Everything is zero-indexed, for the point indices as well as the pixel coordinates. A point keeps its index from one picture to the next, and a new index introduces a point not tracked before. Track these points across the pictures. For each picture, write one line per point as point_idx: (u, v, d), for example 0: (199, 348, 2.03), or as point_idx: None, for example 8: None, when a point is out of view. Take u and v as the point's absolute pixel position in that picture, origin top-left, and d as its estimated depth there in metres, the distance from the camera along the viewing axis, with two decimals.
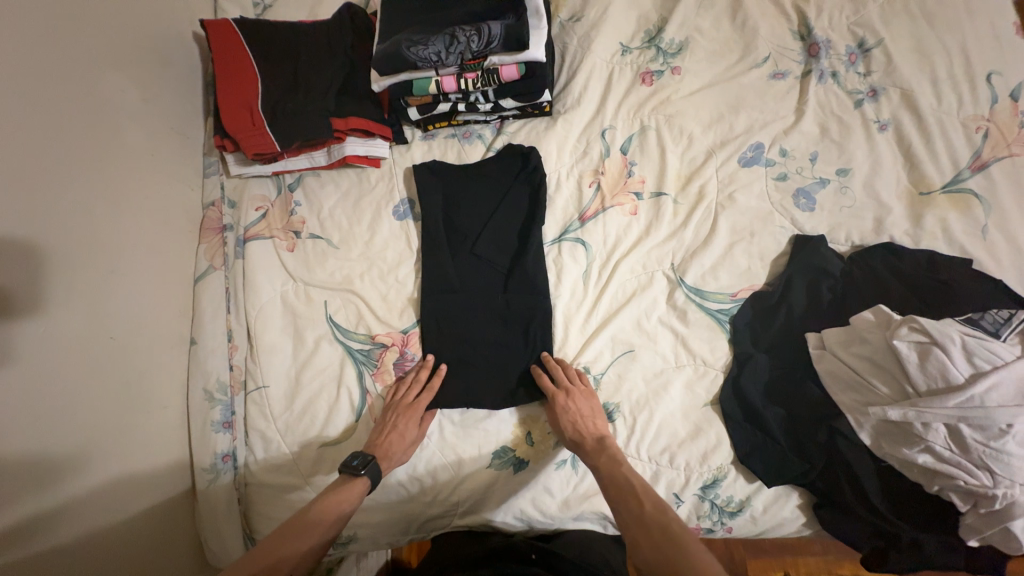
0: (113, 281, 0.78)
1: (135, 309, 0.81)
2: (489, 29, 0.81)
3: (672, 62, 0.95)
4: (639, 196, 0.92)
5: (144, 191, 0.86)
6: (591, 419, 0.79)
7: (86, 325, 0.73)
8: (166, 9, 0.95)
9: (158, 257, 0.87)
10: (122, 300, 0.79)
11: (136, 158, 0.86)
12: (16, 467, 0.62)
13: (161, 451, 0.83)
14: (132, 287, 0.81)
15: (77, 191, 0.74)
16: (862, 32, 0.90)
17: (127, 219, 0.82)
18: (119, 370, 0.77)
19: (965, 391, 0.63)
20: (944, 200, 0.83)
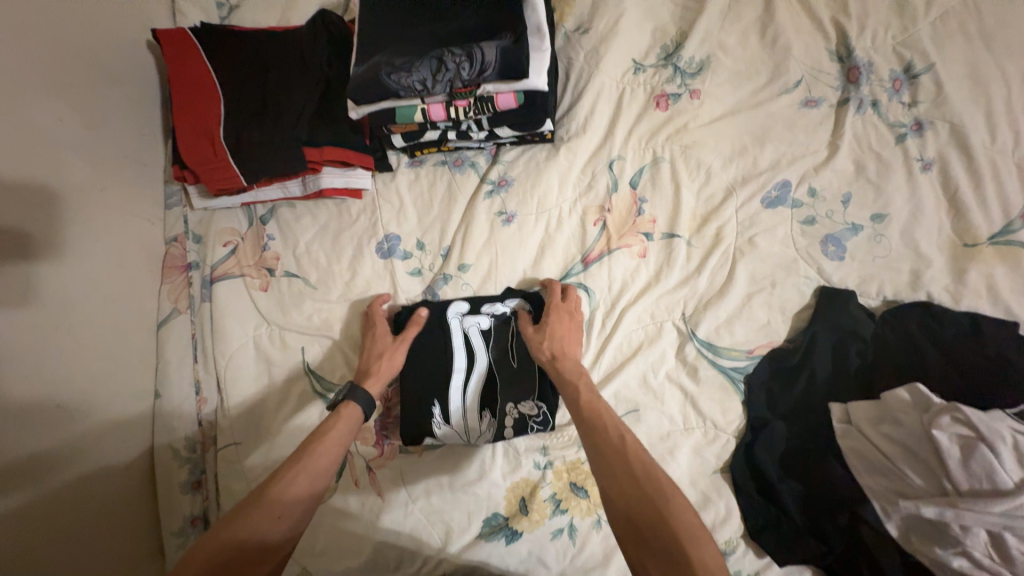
0: (63, 341, 0.70)
1: (90, 369, 0.73)
2: (483, 54, 0.69)
3: (690, 84, 0.84)
4: (648, 237, 0.83)
5: (94, 231, 0.77)
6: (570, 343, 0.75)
7: (28, 396, 0.65)
8: (114, 15, 0.82)
9: (116, 306, 0.79)
10: (74, 360, 0.71)
11: (83, 195, 0.76)
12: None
13: (125, 519, 0.76)
14: (85, 344, 0.73)
15: (11, 242, 0.64)
16: (910, 54, 0.79)
17: (74, 268, 0.73)
18: (71, 440, 0.70)
19: (1015, 498, 0.56)
20: (991, 254, 0.74)
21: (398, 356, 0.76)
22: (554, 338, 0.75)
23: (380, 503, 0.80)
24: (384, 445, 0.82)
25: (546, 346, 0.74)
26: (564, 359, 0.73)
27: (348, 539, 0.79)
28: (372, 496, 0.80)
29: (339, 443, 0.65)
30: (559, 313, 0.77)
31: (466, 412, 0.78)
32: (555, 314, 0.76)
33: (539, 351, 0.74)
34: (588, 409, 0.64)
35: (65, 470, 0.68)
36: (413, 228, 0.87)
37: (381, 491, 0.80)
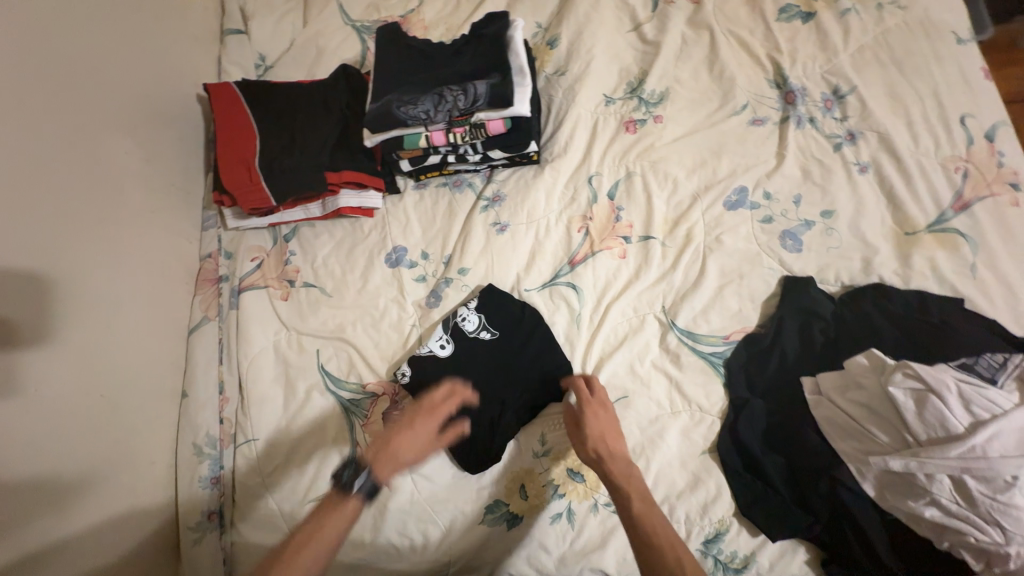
0: (104, 337, 0.80)
1: (125, 365, 0.82)
2: (475, 88, 0.86)
3: (654, 111, 0.98)
4: (627, 239, 0.93)
5: (141, 247, 0.89)
6: (612, 439, 0.76)
7: (74, 381, 0.74)
8: (170, 74, 1.00)
9: (153, 312, 0.89)
10: (111, 357, 0.81)
11: (136, 217, 0.89)
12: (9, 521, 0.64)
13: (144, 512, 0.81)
14: (122, 342, 0.83)
15: (58, 253, 0.75)
16: (836, 80, 0.95)
17: (123, 278, 0.85)
18: (105, 427, 0.77)
19: (966, 441, 0.61)
20: (930, 239, 0.84)
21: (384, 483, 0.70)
22: (597, 440, 0.75)
23: (387, 493, 0.82)
24: None
25: (592, 447, 0.75)
26: (614, 462, 0.74)
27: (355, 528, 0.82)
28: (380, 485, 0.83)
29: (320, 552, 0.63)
30: (598, 411, 0.78)
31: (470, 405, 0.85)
32: (594, 410, 0.78)
33: (583, 452, 0.76)
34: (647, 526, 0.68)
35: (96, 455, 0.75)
36: (418, 241, 0.98)
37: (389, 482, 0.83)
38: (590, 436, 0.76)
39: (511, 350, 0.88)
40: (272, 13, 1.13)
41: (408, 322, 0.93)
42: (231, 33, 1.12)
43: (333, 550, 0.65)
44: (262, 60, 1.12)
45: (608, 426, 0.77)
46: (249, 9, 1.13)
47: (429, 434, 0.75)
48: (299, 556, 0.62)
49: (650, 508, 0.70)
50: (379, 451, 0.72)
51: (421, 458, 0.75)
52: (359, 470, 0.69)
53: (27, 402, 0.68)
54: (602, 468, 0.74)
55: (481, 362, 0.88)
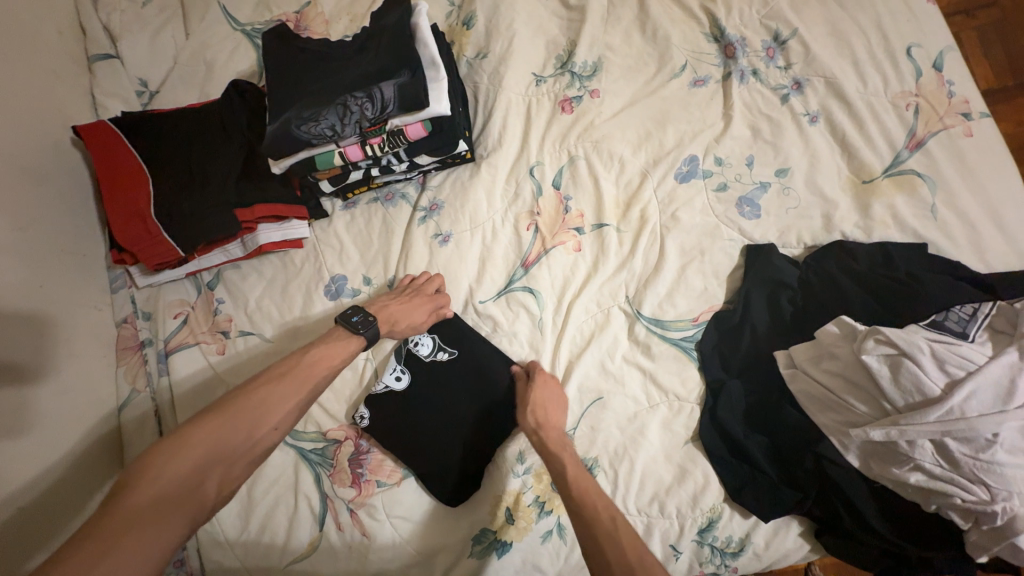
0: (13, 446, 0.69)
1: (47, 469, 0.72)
2: (382, 92, 0.75)
3: (589, 85, 0.90)
4: (580, 231, 0.87)
5: (39, 329, 0.77)
6: (552, 408, 0.76)
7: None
8: (31, 118, 0.84)
9: (68, 398, 0.78)
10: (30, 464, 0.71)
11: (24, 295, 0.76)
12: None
13: None
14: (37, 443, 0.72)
15: None
16: (775, 25, 0.88)
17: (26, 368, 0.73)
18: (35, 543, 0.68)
19: (944, 404, 0.59)
20: (888, 185, 0.80)
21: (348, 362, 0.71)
22: (537, 405, 0.76)
23: (367, 542, 0.78)
24: (362, 483, 0.80)
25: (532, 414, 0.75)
26: (548, 431, 0.73)
27: None
28: (358, 536, 0.78)
29: (292, 396, 0.63)
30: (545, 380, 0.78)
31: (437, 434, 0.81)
32: (539, 381, 0.78)
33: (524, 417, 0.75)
34: (575, 486, 0.66)
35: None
36: (357, 266, 0.90)
37: (366, 531, 0.78)
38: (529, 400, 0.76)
39: (472, 372, 0.83)
40: (144, 29, 0.98)
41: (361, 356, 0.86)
42: (99, 59, 0.97)
43: (306, 406, 0.64)
44: (144, 86, 0.98)
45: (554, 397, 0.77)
46: (115, 27, 0.98)
47: (422, 310, 0.80)
48: (276, 395, 0.62)
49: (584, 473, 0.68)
50: (381, 309, 0.78)
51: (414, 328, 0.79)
52: (366, 315, 0.75)
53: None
54: (537, 437, 0.73)
55: (443, 388, 0.83)
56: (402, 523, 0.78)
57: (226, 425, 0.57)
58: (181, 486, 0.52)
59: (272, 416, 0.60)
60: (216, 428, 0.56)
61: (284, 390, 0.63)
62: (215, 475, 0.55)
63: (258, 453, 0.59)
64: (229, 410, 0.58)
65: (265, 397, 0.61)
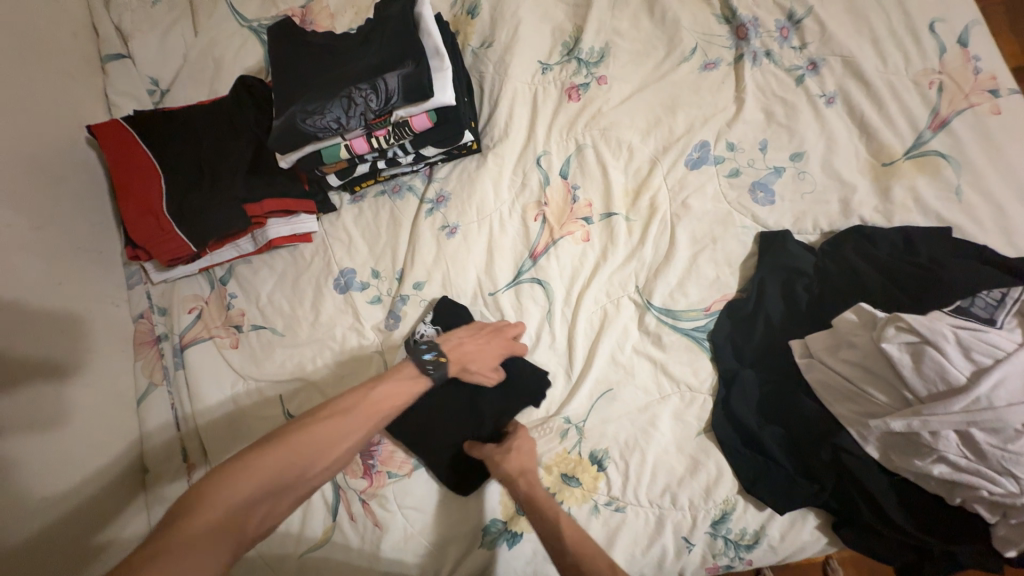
0: (28, 453, 0.71)
1: (64, 474, 0.74)
2: (386, 83, 0.74)
3: (596, 72, 0.88)
4: (588, 220, 0.85)
5: (59, 335, 0.79)
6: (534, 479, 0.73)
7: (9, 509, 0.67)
8: (47, 119, 0.86)
9: (83, 401, 0.80)
10: (50, 465, 0.73)
11: (40, 299, 0.78)
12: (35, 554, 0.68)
13: None
14: (51, 449, 0.74)
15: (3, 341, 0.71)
16: (790, 3, 0.85)
17: (46, 372, 0.76)
18: (56, 549, 0.71)
19: (969, 393, 0.57)
20: (909, 167, 0.77)
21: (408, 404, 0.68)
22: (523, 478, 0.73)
23: (379, 532, 0.79)
24: (373, 474, 0.81)
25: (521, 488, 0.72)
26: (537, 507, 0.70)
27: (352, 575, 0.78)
28: (370, 527, 0.79)
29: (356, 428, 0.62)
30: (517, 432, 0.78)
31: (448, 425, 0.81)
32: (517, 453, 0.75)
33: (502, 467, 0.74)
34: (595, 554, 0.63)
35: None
36: (366, 259, 0.90)
37: (379, 521, 0.79)
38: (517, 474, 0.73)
39: None
40: (154, 27, 0.99)
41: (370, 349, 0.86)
42: (112, 59, 0.98)
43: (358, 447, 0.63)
44: (155, 84, 1.00)
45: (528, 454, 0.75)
46: (126, 27, 0.99)
47: (500, 352, 0.78)
48: (333, 433, 0.61)
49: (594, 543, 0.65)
50: (455, 350, 0.75)
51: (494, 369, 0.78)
52: (438, 355, 0.73)
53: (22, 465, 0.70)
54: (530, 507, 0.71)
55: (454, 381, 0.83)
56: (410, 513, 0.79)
57: (295, 453, 0.58)
58: (232, 511, 0.53)
59: (334, 451, 0.60)
60: (283, 454, 0.57)
61: (343, 427, 0.62)
62: (261, 507, 0.55)
63: (303, 489, 0.59)
64: (291, 440, 0.58)
65: (322, 435, 0.60)
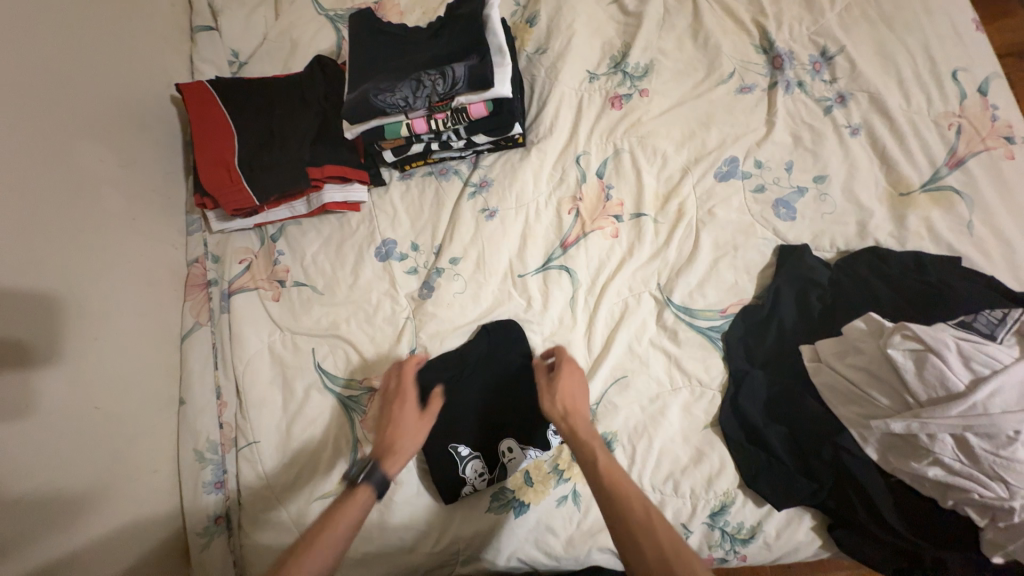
0: (78, 375, 0.75)
1: (94, 413, 0.76)
2: (453, 71, 0.84)
3: (639, 85, 0.96)
4: (619, 218, 0.91)
5: (93, 274, 0.81)
6: (572, 400, 0.73)
7: (37, 460, 0.67)
8: (140, 76, 0.96)
9: (119, 336, 0.83)
10: (89, 404, 0.75)
11: (72, 245, 0.78)
12: (80, 459, 0.73)
13: (152, 502, 0.82)
14: (105, 365, 0.79)
15: (79, 262, 0.79)
16: (823, 41, 0.93)
17: (42, 334, 0.71)
18: (91, 476, 0.74)
19: (966, 399, 0.62)
20: (924, 199, 0.83)
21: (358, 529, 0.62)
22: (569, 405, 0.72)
23: (392, 486, 0.82)
24: None
25: (560, 402, 0.72)
26: (577, 418, 0.70)
27: (362, 525, 0.81)
28: None
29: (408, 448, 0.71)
30: (569, 369, 0.76)
31: (469, 393, 0.85)
32: (567, 370, 0.76)
33: (550, 407, 0.72)
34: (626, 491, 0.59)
35: (97, 512, 0.74)
36: (407, 232, 0.97)
37: (393, 476, 0.83)
38: (559, 390, 0.73)
39: (502, 345, 0.86)
40: (242, 6, 1.10)
41: (402, 314, 0.91)
42: (200, 30, 1.08)
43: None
44: (235, 56, 1.09)
45: (575, 392, 0.74)
46: (218, 4, 1.10)
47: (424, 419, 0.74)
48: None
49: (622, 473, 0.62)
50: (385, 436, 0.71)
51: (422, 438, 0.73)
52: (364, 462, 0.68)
53: (80, 373, 0.75)
54: (565, 424, 0.70)
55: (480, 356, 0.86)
56: (434, 464, 0.81)
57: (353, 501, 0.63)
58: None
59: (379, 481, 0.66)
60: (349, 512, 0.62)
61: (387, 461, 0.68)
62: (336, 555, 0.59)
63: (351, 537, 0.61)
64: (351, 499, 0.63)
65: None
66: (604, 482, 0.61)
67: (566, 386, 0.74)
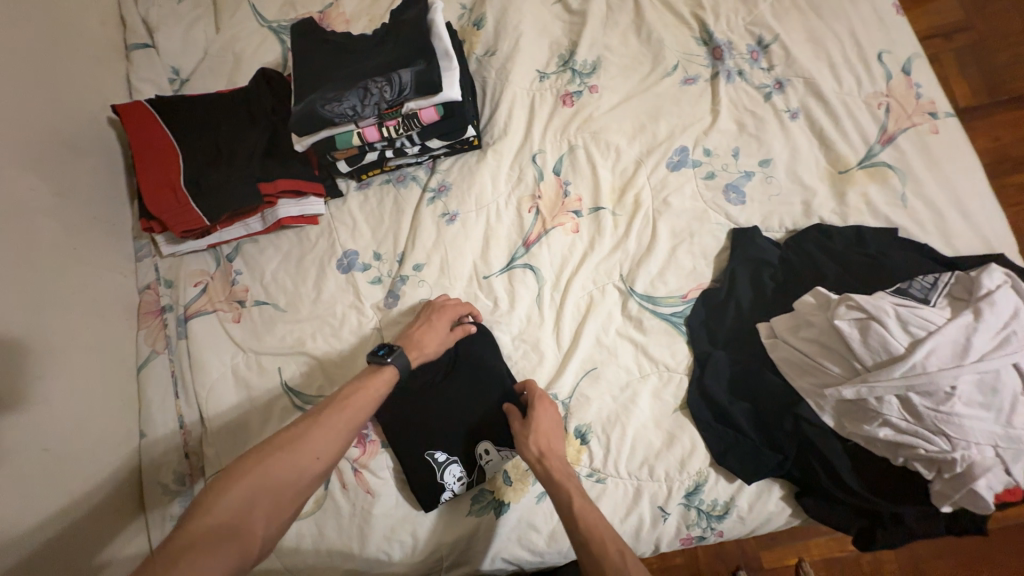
0: (24, 416, 0.71)
1: (45, 454, 0.72)
2: (400, 77, 0.83)
3: (588, 82, 0.98)
4: (578, 213, 0.93)
5: (35, 309, 0.77)
6: (548, 440, 0.76)
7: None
8: (73, 99, 0.91)
9: (69, 371, 0.79)
10: (38, 445, 0.72)
11: (8, 280, 0.74)
12: (33, 505, 0.69)
13: (117, 543, 0.78)
14: (55, 403, 0.76)
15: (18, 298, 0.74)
16: (759, 31, 0.97)
17: None
18: (45, 521, 0.70)
19: (907, 360, 0.66)
20: (862, 175, 0.87)
21: (371, 413, 0.70)
22: (543, 444, 0.76)
23: (370, 500, 0.81)
24: (366, 443, 0.84)
25: (535, 445, 0.76)
26: (553, 459, 0.75)
27: (343, 542, 0.80)
28: (362, 494, 0.82)
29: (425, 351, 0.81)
30: (543, 406, 0.79)
31: (442, 398, 0.85)
32: (541, 409, 0.79)
33: (527, 450, 0.76)
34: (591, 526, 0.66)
35: (55, 560, 0.70)
36: (368, 242, 0.95)
37: (370, 489, 0.82)
38: (533, 432, 0.77)
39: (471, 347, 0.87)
40: (179, 21, 1.06)
41: (369, 325, 0.90)
42: (136, 48, 1.04)
43: (333, 454, 0.65)
44: (175, 73, 1.05)
45: (550, 429, 0.78)
46: (153, 20, 1.06)
47: (445, 330, 0.83)
48: (316, 437, 0.64)
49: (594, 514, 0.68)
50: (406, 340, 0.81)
51: (438, 353, 0.82)
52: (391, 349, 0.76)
53: (26, 414, 0.71)
54: (541, 466, 0.74)
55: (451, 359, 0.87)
56: (411, 473, 0.81)
57: (353, 401, 0.69)
58: (234, 514, 0.56)
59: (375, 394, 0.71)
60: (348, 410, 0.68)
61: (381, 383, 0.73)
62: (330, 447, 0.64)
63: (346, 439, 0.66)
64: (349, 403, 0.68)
65: (306, 436, 0.63)
66: (581, 525, 0.66)
67: (541, 427, 0.77)
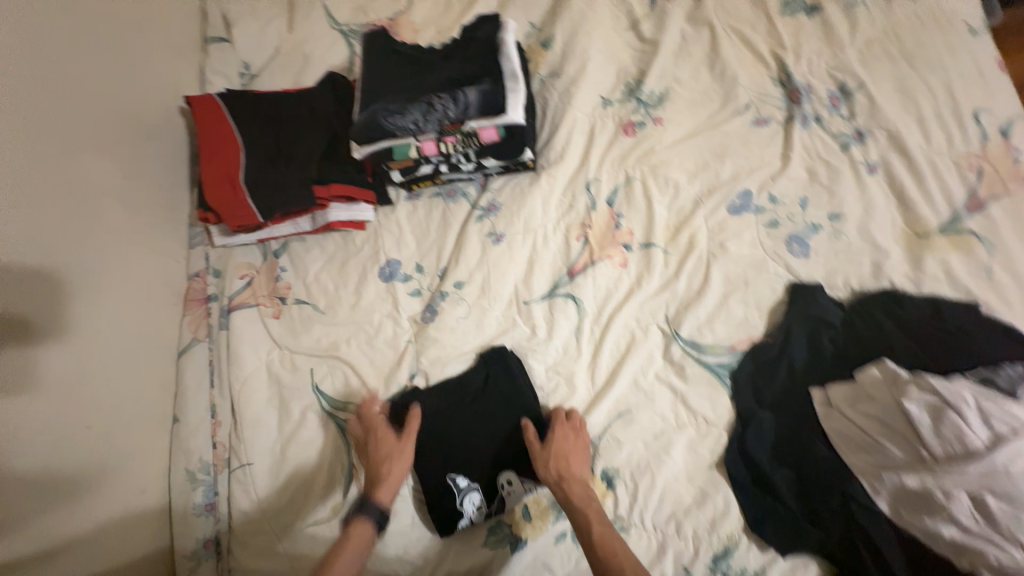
0: (75, 392, 0.73)
1: (88, 432, 0.74)
2: (465, 95, 0.83)
3: (653, 113, 0.95)
4: (628, 247, 0.90)
5: (93, 287, 0.79)
6: (566, 461, 0.75)
7: (25, 481, 0.65)
8: (149, 87, 0.95)
9: (117, 351, 0.81)
10: (84, 423, 0.74)
11: (74, 258, 0.77)
12: (72, 481, 0.71)
13: (141, 523, 0.80)
14: (102, 382, 0.78)
15: (80, 276, 0.77)
16: (842, 76, 0.92)
17: (40, 352, 0.69)
18: (80, 498, 0.72)
19: (986, 458, 0.62)
20: (943, 242, 0.81)
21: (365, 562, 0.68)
22: (559, 465, 0.74)
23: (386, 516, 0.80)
24: None
25: (553, 465, 0.74)
26: (571, 484, 0.73)
27: None
28: None
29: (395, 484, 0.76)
30: (562, 429, 0.78)
31: (468, 423, 0.82)
32: (559, 430, 0.78)
33: (545, 473, 0.74)
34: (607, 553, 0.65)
35: (84, 537, 0.71)
36: (412, 253, 0.95)
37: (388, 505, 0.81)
38: (552, 453, 0.75)
39: (504, 375, 0.84)
40: (256, 19, 1.09)
41: (403, 337, 0.89)
42: (213, 41, 1.08)
43: None
44: (246, 68, 1.08)
45: (569, 450, 0.76)
46: (231, 16, 1.09)
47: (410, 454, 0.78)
48: None
49: (609, 532, 0.68)
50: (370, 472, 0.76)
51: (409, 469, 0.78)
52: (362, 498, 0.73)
53: (76, 390, 0.74)
54: (560, 490, 0.73)
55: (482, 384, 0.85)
56: (431, 495, 0.79)
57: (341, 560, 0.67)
58: None
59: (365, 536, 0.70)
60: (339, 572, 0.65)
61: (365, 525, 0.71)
62: None
63: None
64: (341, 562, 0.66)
65: None
66: (598, 553, 0.66)
67: (558, 449, 0.76)
